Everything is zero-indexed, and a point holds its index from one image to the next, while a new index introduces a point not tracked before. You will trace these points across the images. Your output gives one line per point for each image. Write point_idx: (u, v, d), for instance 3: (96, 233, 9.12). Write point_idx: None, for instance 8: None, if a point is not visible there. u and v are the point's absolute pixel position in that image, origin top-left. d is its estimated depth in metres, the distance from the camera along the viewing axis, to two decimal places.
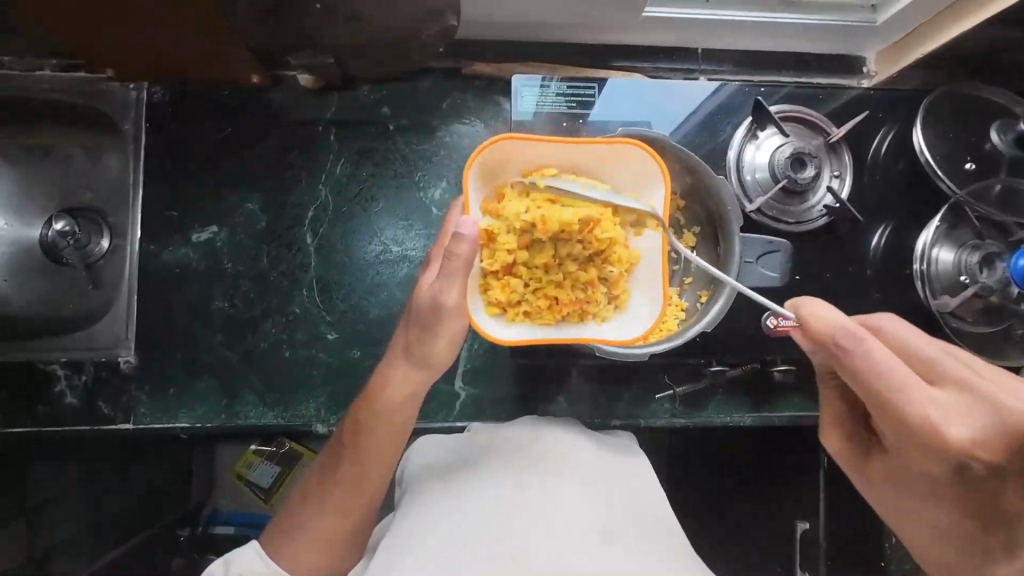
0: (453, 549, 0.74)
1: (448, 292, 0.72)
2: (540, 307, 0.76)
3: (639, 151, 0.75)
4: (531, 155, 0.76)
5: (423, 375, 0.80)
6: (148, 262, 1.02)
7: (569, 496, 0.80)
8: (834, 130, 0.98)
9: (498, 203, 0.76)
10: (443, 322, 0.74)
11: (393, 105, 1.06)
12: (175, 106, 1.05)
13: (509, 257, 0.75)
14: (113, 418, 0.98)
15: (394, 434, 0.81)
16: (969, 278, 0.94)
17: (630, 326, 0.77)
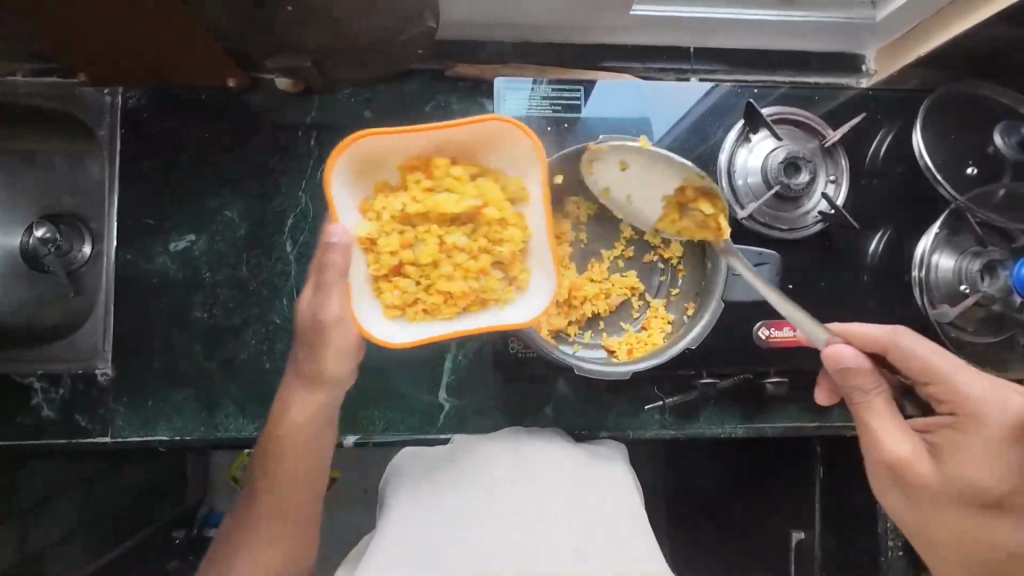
0: (437, 552, 0.77)
1: (327, 305, 0.75)
2: (435, 304, 0.74)
3: (507, 125, 0.72)
4: (397, 148, 0.74)
5: (321, 396, 0.83)
6: (126, 271, 1.00)
7: (548, 510, 0.81)
8: (829, 133, 0.95)
9: (376, 202, 0.74)
10: (326, 330, 0.77)
11: (376, 107, 1.03)
12: (150, 110, 1.02)
13: (394, 256, 0.74)
14: (90, 431, 0.96)
15: (303, 455, 0.83)
16: (970, 287, 0.90)
17: (531, 307, 0.75)
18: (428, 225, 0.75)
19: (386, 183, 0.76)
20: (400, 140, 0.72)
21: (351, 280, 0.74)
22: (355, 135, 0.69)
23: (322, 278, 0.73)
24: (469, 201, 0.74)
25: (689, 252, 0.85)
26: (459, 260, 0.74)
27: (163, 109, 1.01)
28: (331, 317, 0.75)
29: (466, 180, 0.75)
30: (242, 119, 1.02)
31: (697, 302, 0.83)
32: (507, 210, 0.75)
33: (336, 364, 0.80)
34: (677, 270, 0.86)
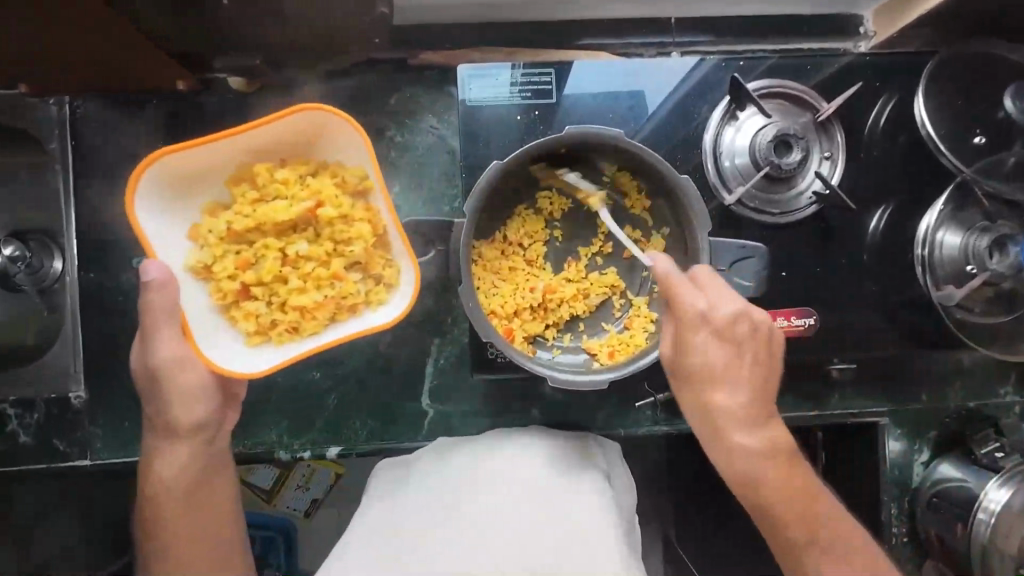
0: (404, 546, 0.86)
1: (160, 347, 0.71)
2: (292, 319, 0.72)
3: (332, 115, 0.71)
4: (198, 168, 0.73)
5: (187, 441, 0.77)
6: (92, 289, 0.97)
7: (510, 518, 0.87)
8: (823, 106, 0.88)
9: (203, 225, 0.73)
10: (170, 375, 0.73)
11: (337, 102, 0.96)
12: (101, 119, 0.96)
13: (236, 277, 0.72)
14: (69, 455, 0.94)
15: (192, 503, 0.80)
16: (976, 266, 0.84)
17: (399, 301, 0.73)
18: (265, 239, 0.73)
19: (216, 203, 0.76)
20: (207, 154, 0.72)
21: (189, 315, 0.71)
22: (148, 158, 0.67)
23: (148, 320, 0.70)
24: (301, 204, 0.74)
25: (671, 245, 0.80)
26: (306, 269, 0.73)
27: (114, 117, 0.96)
28: (171, 360, 0.71)
29: (293, 183, 0.75)
30: (194, 122, 0.95)
31: None
32: (349, 205, 0.74)
33: (187, 410, 0.75)
34: None
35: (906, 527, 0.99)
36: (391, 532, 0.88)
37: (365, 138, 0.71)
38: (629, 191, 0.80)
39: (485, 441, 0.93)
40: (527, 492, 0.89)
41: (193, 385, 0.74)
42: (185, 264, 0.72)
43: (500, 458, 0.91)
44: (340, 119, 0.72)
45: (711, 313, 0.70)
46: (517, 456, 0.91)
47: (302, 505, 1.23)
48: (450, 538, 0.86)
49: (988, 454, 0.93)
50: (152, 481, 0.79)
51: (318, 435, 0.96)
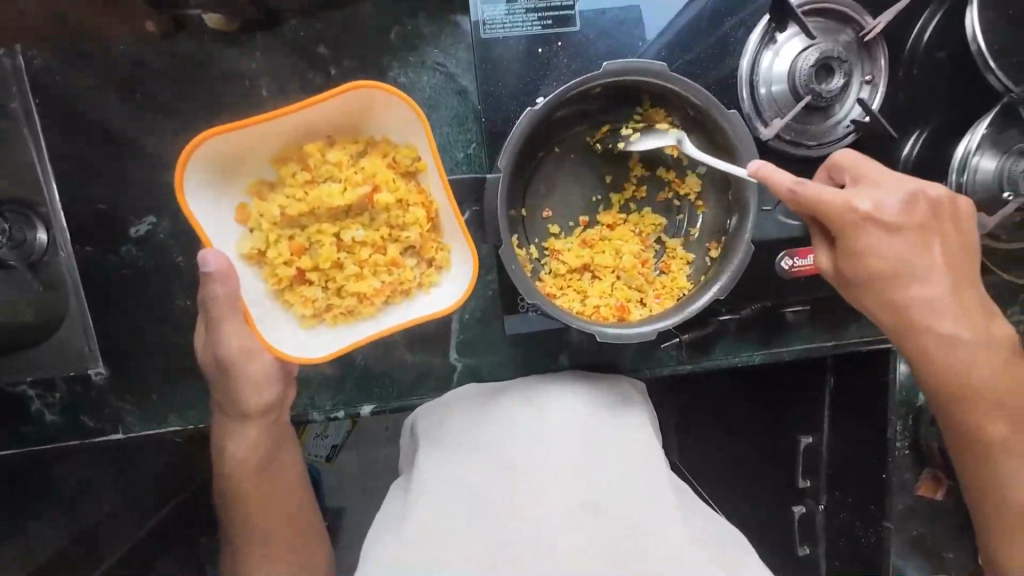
0: (453, 514, 0.80)
1: (225, 340, 0.72)
2: (352, 305, 0.73)
3: (385, 93, 0.70)
4: (245, 149, 0.71)
5: (258, 425, 0.81)
6: (90, 263, 0.91)
7: (557, 467, 0.83)
8: (869, 22, 0.81)
9: (254, 208, 0.73)
10: (240, 366, 0.74)
11: (331, 40, 0.86)
12: (62, 70, 0.85)
13: (292, 264, 0.72)
14: (101, 430, 0.94)
15: (268, 477, 0.84)
16: (1012, 193, 0.82)
17: (454, 284, 0.73)
18: (320, 224, 0.73)
19: (263, 182, 0.74)
20: (255, 133, 0.70)
21: (248, 304, 0.71)
22: (197, 138, 0.66)
23: (210, 314, 0.70)
24: (356, 188, 0.73)
25: (708, 185, 0.75)
26: (362, 255, 0.73)
27: (77, 68, 0.85)
28: (238, 352, 0.73)
29: (346, 165, 0.73)
30: (172, 69, 0.85)
31: (722, 240, 0.74)
32: (402, 186, 0.74)
33: (256, 397, 0.77)
34: (696, 207, 0.77)
35: (911, 441, 1.10)
36: (434, 509, 0.81)
37: (420, 114, 0.69)
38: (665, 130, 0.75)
39: (503, 398, 0.92)
40: (570, 439, 0.87)
41: (264, 373, 0.76)
42: (240, 250, 0.72)
43: (527, 414, 0.90)
44: (393, 96, 0.70)
45: (860, 203, 0.73)
46: (546, 407, 0.90)
47: (324, 449, 1.20)
48: (500, 494, 0.81)
49: None
50: (226, 464, 0.83)
51: (349, 395, 0.96)
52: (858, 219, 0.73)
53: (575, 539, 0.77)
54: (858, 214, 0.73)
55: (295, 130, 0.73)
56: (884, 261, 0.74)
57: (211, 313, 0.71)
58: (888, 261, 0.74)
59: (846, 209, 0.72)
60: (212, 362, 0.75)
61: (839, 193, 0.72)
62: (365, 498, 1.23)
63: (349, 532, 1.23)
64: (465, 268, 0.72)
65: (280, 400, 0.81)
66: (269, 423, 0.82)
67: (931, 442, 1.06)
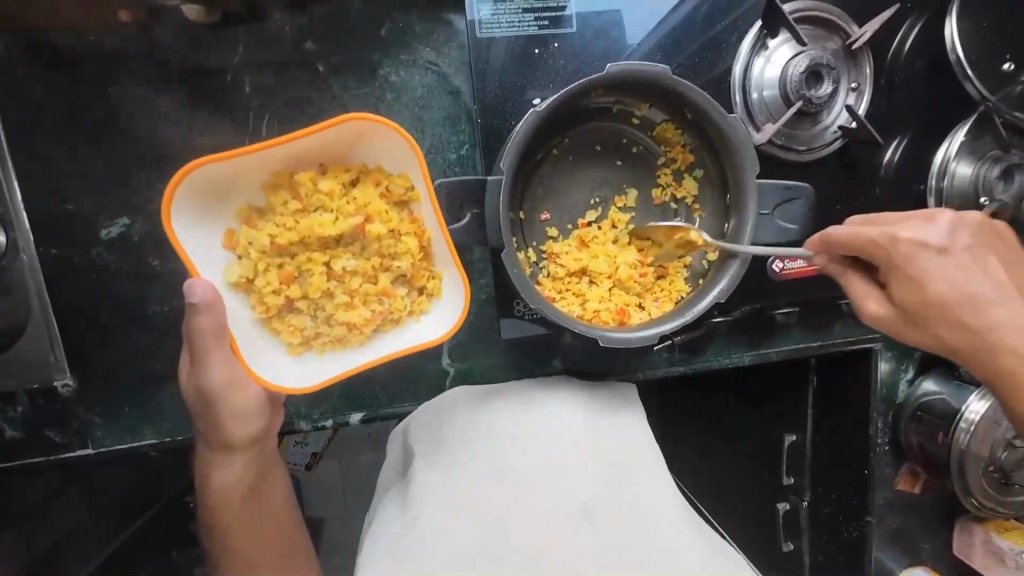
0: (449, 524, 0.79)
1: (209, 375, 0.69)
2: (340, 335, 0.71)
3: (378, 124, 0.68)
4: (235, 176, 0.69)
5: (243, 452, 0.78)
6: (55, 267, 0.85)
7: (551, 477, 0.83)
8: (854, 30, 0.83)
9: (242, 236, 0.70)
10: (223, 398, 0.71)
11: (319, 36, 0.83)
12: (26, 61, 0.79)
13: (278, 294, 0.70)
14: (68, 445, 0.88)
15: (256, 501, 0.82)
16: (987, 198, 0.86)
17: (446, 313, 0.72)
18: (310, 252, 0.70)
19: (253, 210, 0.72)
20: (245, 161, 0.68)
21: (235, 333, 0.69)
22: (185, 167, 0.63)
23: (194, 344, 0.66)
24: (348, 218, 0.71)
25: (705, 188, 0.76)
26: (353, 284, 0.71)
27: (42, 59, 0.80)
28: (225, 383, 0.70)
29: (338, 194, 0.71)
30: (148, 62, 0.81)
31: (719, 244, 0.74)
32: (394, 216, 0.72)
33: (239, 430, 0.74)
34: (692, 210, 0.77)
35: (890, 437, 1.14)
36: (427, 517, 0.80)
37: (412, 145, 0.67)
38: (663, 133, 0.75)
39: (498, 403, 0.90)
40: (563, 445, 0.86)
41: (247, 406, 0.72)
42: (227, 278, 0.69)
43: (522, 422, 0.88)
44: (387, 127, 0.68)
45: (906, 232, 0.71)
46: (541, 414, 0.89)
47: (304, 458, 1.16)
48: (498, 502, 0.81)
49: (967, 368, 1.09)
50: (212, 493, 0.80)
51: (337, 404, 0.93)
52: (913, 253, 0.71)
53: (572, 545, 0.77)
54: (932, 252, 0.71)
55: (285, 159, 0.70)
56: (947, 295, 0.72)
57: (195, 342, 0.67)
58: (966, 293, 0.72)
59: (925, 251, 0.71)
60: (194, 393, 0.72)
61: (874, 230, 0.71)
62: (349, 509, 1.19)
63: (331, 547, 1.17)
64: (456, 300, 0.70)
65: (266, 426, 0.78)
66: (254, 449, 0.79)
67: (909, 435, 1.11)
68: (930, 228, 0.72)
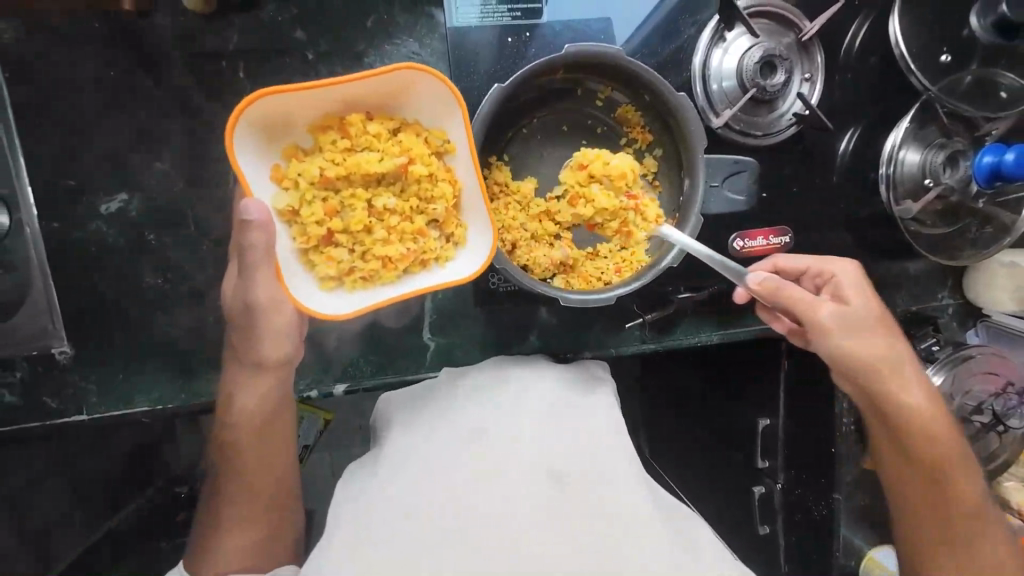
0: (417, 490, 0.75)
1: (256, 287, 0.70)
2: (373, 270, 0.74)
3: (426, 75, 0.71)
4: (290, 111, 0.71)
5: (270, 377, 0.81)
6: (56, 241, 0.90)
7: (528, 441, 0.80)
8: (806, 25, 0.90)
9: (291, 169, 0.72)
10: (265, 315, 0.73)
11: (309, 26, 0.89)
12: (33, 45, 0.85)
13: (320, 226, 0.72)
14: (64, 411, 0.92)
15: (267, 434, 0.83)
16: (933, 179, 0.93)
17: (471, 258, 0.75)
18: (353, 188, 0.73)
19: (300, 149, 0.74)
20: (302, 99, 0.70)
21: (279, 258, 0.71)
22: (249, 97, 0.66)
23: (244, 259, 0.68)
24: (393, 158, 0.73)
25: (663, 166, 0.82)
26: (392, 222, 0.74)
27: (48, 44, 0.85)
28: (267, 301, 0.71)
29: (384, 138, 0.74)
30: (146, 46, 0.87)
31: (676, 217, 0.80)
32: (432, 163, 0.75)
33: (275, 349, 0.77)
34: (653, 186, 0.82)
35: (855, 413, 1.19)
36: (383, 496, 0.75)
37: (455, 94, 0.70)
38: (628, 118, 0.81)
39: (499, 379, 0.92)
40: (546, 413, 0.85)
41: (283, 327, 0.74)
42: (275, 206, 0.71)
43: (526, 396, 0.88)
44: (432, 77, 0.71)
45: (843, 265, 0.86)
46: (525, 387, 0.90)
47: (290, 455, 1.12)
48: (469, 467, 0.77)
49: (925, 348, 1.04)
50: (234, 413, 0.83)
51: (322, 374, 0.98)
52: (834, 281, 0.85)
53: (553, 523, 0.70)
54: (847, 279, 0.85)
55: (335, 104, 0.73)
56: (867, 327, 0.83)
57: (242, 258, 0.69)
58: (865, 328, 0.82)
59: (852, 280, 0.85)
60: (237, 305, 0.74)
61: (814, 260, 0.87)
62: None
63: None
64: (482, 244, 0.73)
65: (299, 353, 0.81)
66: (281, 377, 0.81)
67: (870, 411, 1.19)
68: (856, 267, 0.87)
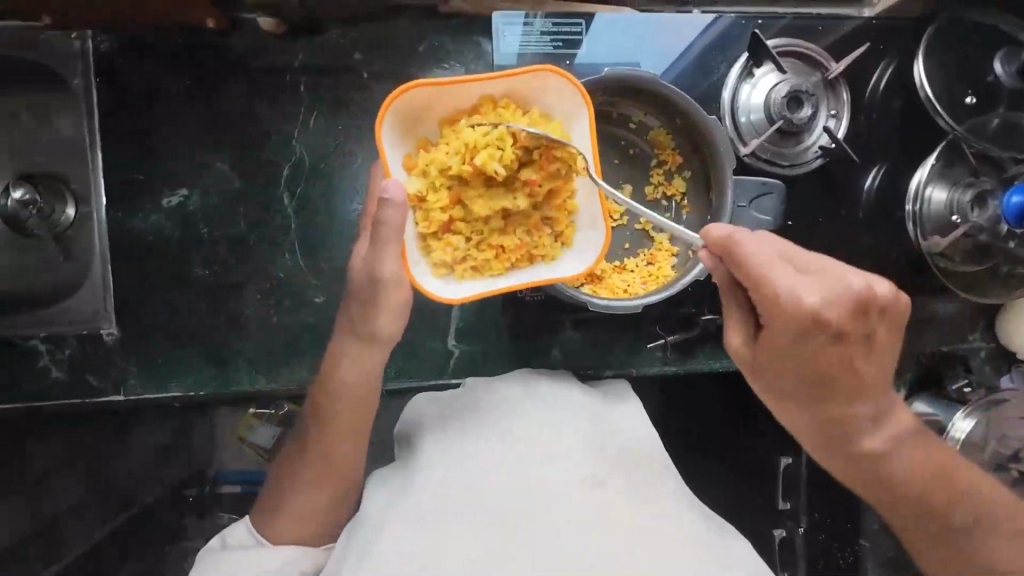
0: (458, 491, 0.71)
1: (385, 262, 0.72)
2: (485, 260, 0.76)
3: (558, 81, 0.73)
4: (428, 102, 0.73)
5: (375, 352, 0.81)
6: (119, 229, 0.97)
7: (566, 444, 0.77)
8: (832, 65, 0.95)
9: (422, 158, 0.74)
10: (388, 291, 0.75)
11: (366, 48, 0.98)
12: (124, 55, 0.96)
13: (443, 214, 0.74)
14: (103, 390, 0.97)
15: (360, 409, 0.82)
16: (961, 218, 0.93)
17: (579, 259, 0.77)
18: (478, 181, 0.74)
19: (428, 140, 0.76)
20: (441, 92, 0.72)
21: (405, 240, 0.73)
22: (400, 89, 0.69)
23: (377, 235, 0.70)
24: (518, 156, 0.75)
25: (691, 187, 0.87)
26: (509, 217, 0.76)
27: (137, 54, 0.96)
28: (392, 276, 0.73)
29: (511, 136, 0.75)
30: (221, 59, 0.96)
31: (701, 235, 0.85)
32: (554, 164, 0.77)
33: (389, 323, 0.78)
34: (681, 207, 0.88)
35: None
36: (428, 494, 0.71)
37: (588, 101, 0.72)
38: (660, 142, 0.86)
39: (558, 385, 0.88)
40: (581, 419, 0.82)
41: (401, 303, 0.76)
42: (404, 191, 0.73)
43: (587, 407, 0.85)
44: (563, 83, 0.73)
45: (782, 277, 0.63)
46: (556, 392, 0.86)
47: None
48: (506, 468, 0.73)
49: (956, 389, 1.03)
50: (333, 383, 0.81)
51: None
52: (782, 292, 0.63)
53: (611, 546, 0.68)
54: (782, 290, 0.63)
55: (469, 97, 0.74)
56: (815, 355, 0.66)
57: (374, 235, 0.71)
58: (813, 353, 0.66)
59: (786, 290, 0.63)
60: (362, 275, 0.76)
61: (760, 259, 0.63)
62: None
63: None
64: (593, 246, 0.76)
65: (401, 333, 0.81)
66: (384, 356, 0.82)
67: None
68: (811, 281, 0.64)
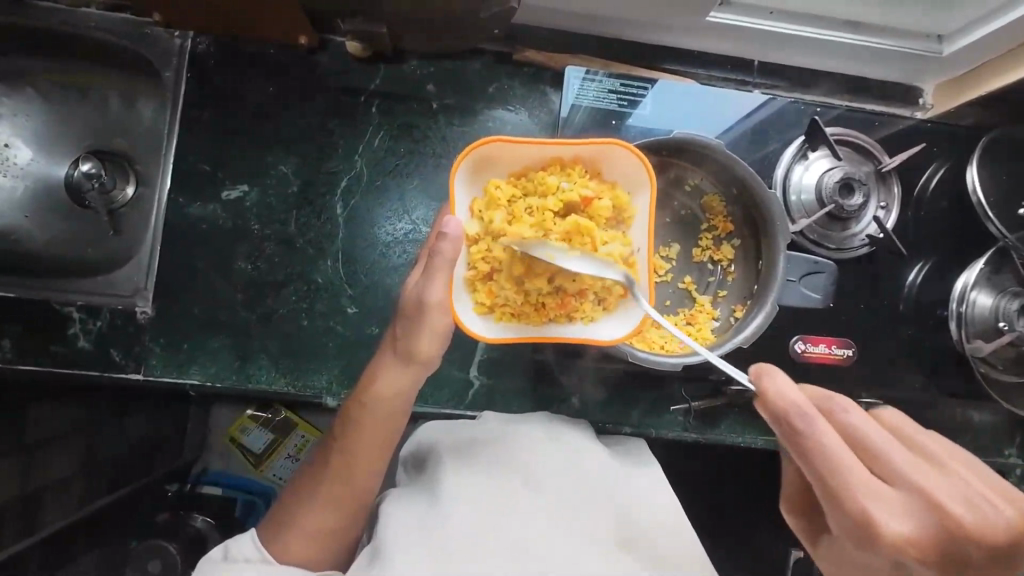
0: (483, 516, 0.71)
1: (430, 289, 0.73)
2: (524, 310, 0.76)
3: (627, 153, 0.74)
4: (502, 155, 0.76)
5: (410, 371, 0.80)
6: (174, 213, 1.00)
7: (590, 485, 0.77)
8: (886, 159, 0.98)
9: (483, 203, 0.76)
10: (429, 316, 0.75)
11: (440, 83, 1.04)
12: (218, 57, 1.02)
13: (491, 260, 0.75)
14: (124, 366, 0.97)
15: (386, 427, 0.80)
16: (1007, 325, 0.90)
17: (618, 327, 0.77)
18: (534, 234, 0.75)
19: None
20: (515, 148, 0.75)
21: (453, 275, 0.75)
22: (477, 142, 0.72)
23: (430, 261, 0.72)
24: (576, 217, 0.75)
25: (740, 255, 0.90)
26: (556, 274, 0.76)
27: (230, 59, 1.02)
28: (438, 303, 0.74)
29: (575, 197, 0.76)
30: (306, 73, 1.03)
31: (746, 304, 0.87)
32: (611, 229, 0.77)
33: (429, 345, 0.77)
34: (727, 272, 0.91)
35: None
36: (458, 516, 0.70)
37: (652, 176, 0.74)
38: (716, 211, 0.90)
39: (579, 430, 0.88)
40: (603, 465, 0.82)
41: (441, 327, 0.76)
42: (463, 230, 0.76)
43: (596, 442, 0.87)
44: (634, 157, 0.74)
45: (877, 495, 0.58)
46: (580, 436, 0.86)
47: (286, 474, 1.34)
48: (531, 501, 0.73)
49: None
50: (364, 399, 0.80)
51: None
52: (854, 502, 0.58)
53: None
54: (860, 492, 0.58)
55: (540, 156, 0.77)
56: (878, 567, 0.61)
57: (429, 258, 0.73)
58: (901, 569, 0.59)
59: (870, 494, 0.58)
60: (410, 296, 0.76)
61: (886, 448, 0.61)
62: None
63: None
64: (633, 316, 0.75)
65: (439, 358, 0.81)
66: (417, 377, 0.81)
67: None
68: (894, 497, 0.59)
